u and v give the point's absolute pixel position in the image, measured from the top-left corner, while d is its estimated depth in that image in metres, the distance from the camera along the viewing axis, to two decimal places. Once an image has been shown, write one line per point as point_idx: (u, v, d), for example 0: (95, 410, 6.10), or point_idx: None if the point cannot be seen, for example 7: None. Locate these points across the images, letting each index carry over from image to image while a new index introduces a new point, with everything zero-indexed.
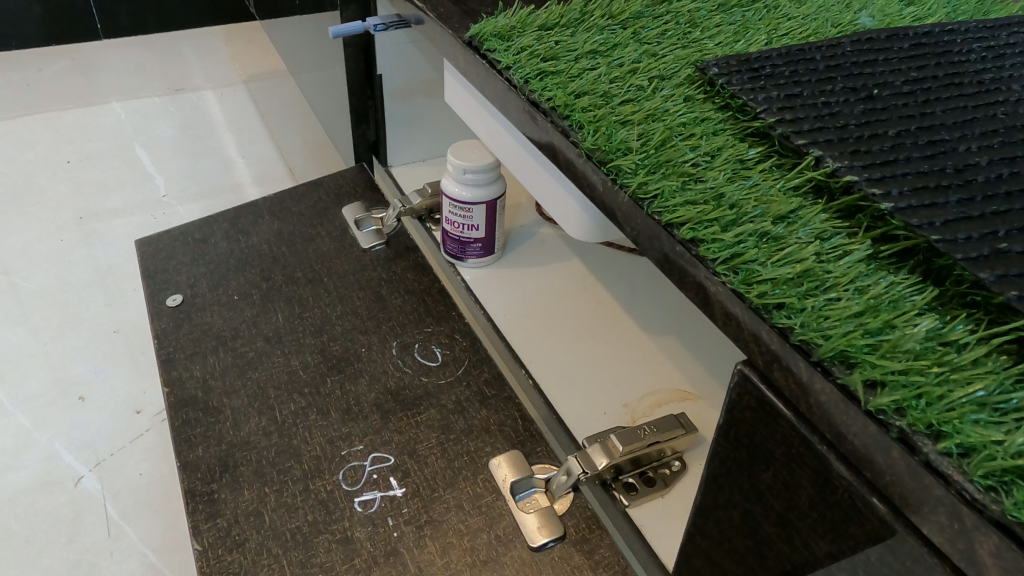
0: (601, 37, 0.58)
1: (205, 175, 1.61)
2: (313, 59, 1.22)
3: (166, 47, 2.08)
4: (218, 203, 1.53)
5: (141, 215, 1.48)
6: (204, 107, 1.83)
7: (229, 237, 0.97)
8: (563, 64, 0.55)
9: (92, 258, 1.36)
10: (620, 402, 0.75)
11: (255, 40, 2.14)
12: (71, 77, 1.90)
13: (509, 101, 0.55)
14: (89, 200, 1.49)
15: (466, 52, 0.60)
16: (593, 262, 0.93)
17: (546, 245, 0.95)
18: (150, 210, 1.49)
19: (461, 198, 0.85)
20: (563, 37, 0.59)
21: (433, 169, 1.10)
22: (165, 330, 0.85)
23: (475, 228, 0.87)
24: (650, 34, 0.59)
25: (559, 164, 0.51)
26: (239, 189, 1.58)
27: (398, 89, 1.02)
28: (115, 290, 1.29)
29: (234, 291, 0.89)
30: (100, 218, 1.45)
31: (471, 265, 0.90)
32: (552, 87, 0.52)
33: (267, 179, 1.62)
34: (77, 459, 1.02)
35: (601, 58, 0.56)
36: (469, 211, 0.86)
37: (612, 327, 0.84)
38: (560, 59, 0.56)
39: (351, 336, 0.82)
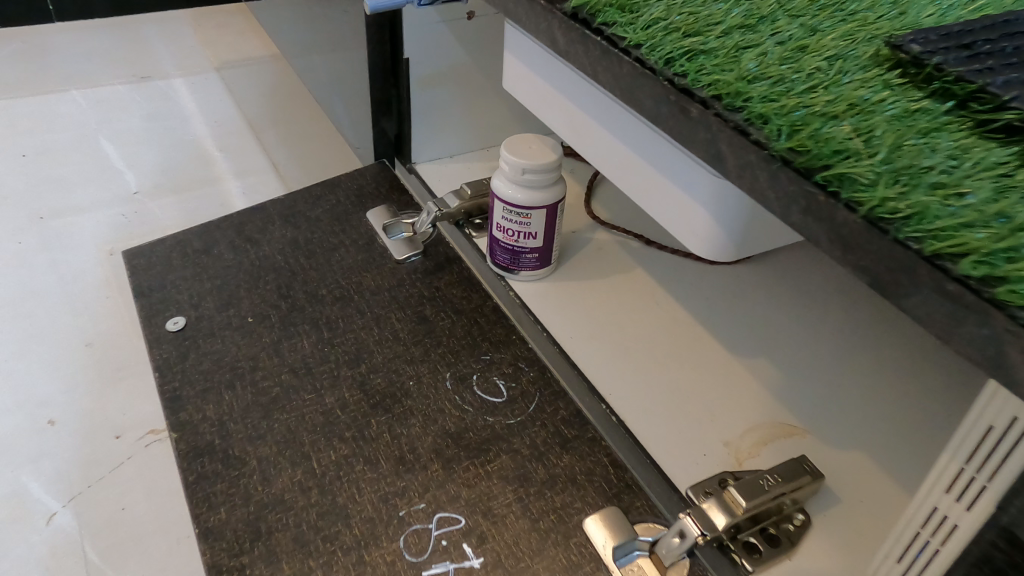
0: (742, 8, 0.47)
1: (180, 168, 1.45)
2: (311, 42, 1.08)
3: (129, 31, 1.91)
4: (195, 199, 1.37)
5: (110, 214, 1.31)
6: (175, 96, 1.66)
7: (236, 247, 0.84)
8: (711, 39, 0.43)
9: (56, 261, 1.19)
10: (720, 440, 0.65)
11: (230, 24, 1.97)
12: (24, 62, 1.72)
13: (640, 88, 0.43)
14: (50, 198, 1.33)
15: (568, 27, 0.48)
16: (661, 273, 0.81)
17: (604, 252, 0.83)
18: (121, 209, 1.33)
19: (517, 201, 0.72)
20: (696, 7, 0.47)
21: (463, 166, 0.97)
22: (168, 360, 0.72)
23: (532, 237, 0.75)
24: (799, 4, 0.48)
25: (721, 170, 0.39)
26: (219, 183, 1.42)
27: (426, 76, 0.90)
28: None
29: (247, 312, 0.76)
30: (63, 217, 1.29)
31: (524, 278, 0.78)
32: (708, 70, 0.41)
33: (249, 170, 1.46)
34: (50, 493, 0.79)
35: (754, 32, 0.44)
36: (527, 218, 0.73)
37: (698, 349, 0.73)
38: (704, 34, 0.44)
39: (396, 367, 0.69)
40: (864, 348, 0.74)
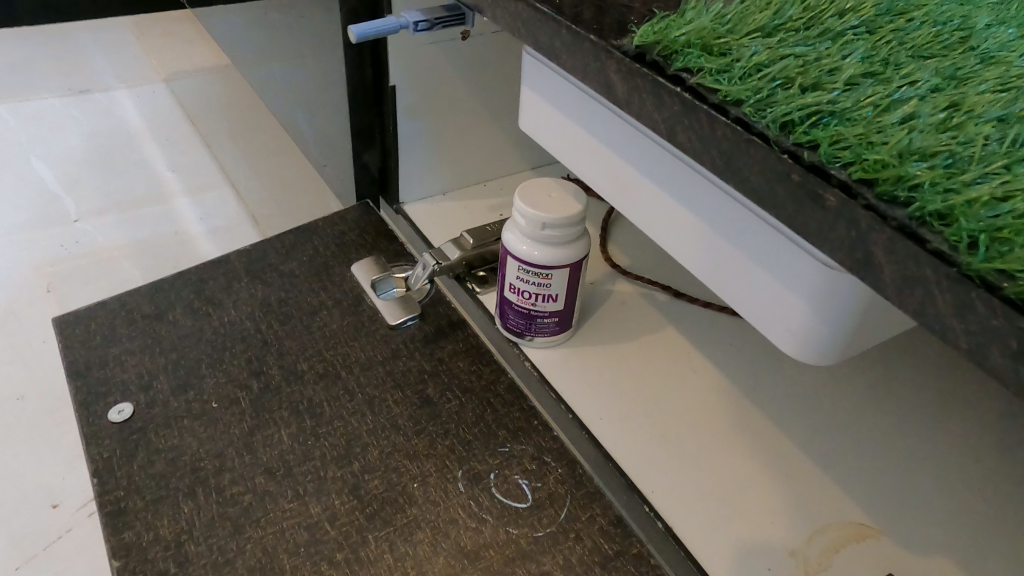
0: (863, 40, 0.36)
1: (125, 190, 1.29)
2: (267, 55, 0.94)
3: (66, 40, 1.74)
4: (144, 222, 1.22)
5: (49, 244, 1.16)
6: (116, 110, 1.50)
7: (194, 312, 0.71)
8: (839, 93, 0.32)
9: None
10: (786, 548, 0.54)
11: (181, 33, 1.81)
12: None
13: (743, 158, 0.33)
14: None
15: (630, 72, 0.37)
16: (695, 334, 0.71)
17: (628, 308, 0.73)
18: (60, 238, 1.17)
19: (535, 261, 0.60)
20: (804, 42, 0.36)
21: (457, 205, 0.86)
22: (113, 460, 0.59)
23: (551, 299, 0.63)
24: (932, 30, 0.37)
25: (868, 278, 0.29)
26: (171, 205, 1.26)
27: (415, 103, 0.78)
28: None
29: (209, 394, 0.64)
30: None
31: (540, 344, 0.67)
32: (846, 141, 0.30)
33: (199, 187, 1.31)
34: None
35: (889, 75, 0.34)
36: (547, 278, 0.62)
37: (748, 429, 0.63)
38: (826, 84, 0.33)
39: (396, 464, 0.58)
40: (932, 424, 0.64)
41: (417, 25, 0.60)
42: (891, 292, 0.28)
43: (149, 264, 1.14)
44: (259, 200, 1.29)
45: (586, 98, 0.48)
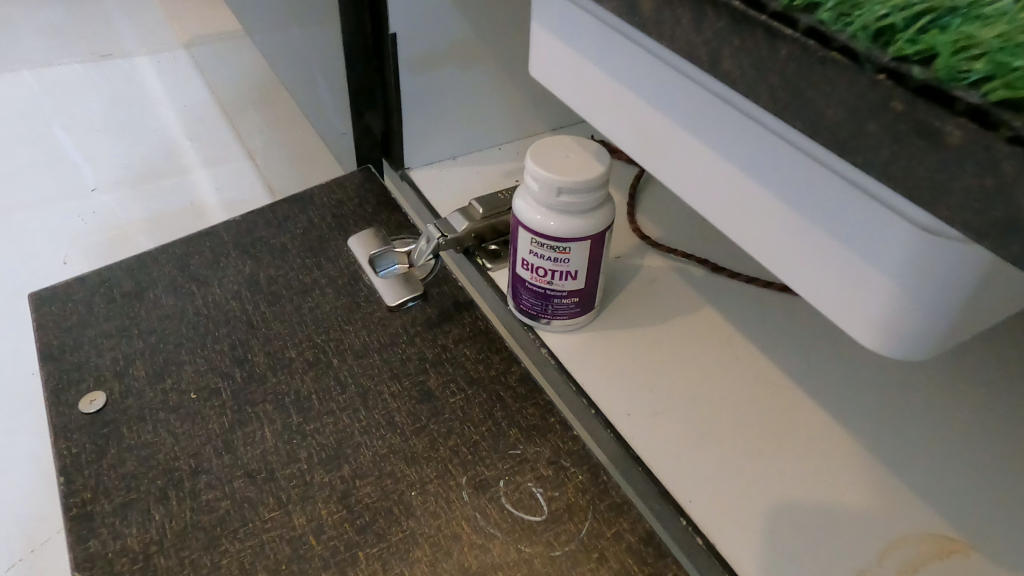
0: None
1: (141, 156, 1.20)
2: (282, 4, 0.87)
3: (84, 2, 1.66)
4: (160, 189, 1.14)
5: (62, 218, 1.09)
6: (138, 76, 1.40)
7: (177, 291, 0.64)
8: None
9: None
10: (853, 569, 0.45)
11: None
12: None
13: (816, 83, 0.24)
14: None
15: None
16: (739, 315, 0.62)
17: (660, 285, 0.64)
18: (74, 211, 1.10)
19: (551, 231, 0.52)
20: None
21: (469, 171, 0.77)
22: (81, 457, 0.52)
23: (569, 276, 0.55)
24: None
25: (1000, 249, 0.20)
26: (189, 174, 1.18)
27: (419, 55, 0.69)
28: None
29: (188, 385, 0.57)
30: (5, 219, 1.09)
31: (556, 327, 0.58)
32: (983, 46, 0.20)
33: (214, 153, 1.22)
34: None
35: None
36: (565, 252, 0.53)
37: (800, 426, 0.54)
38: None
39: (392, 468, 0.50)
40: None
41: None
42: None
43: (164, 238, 1.06)
44: (279, 167, 1.20)
45: (607, 30, 0.38)
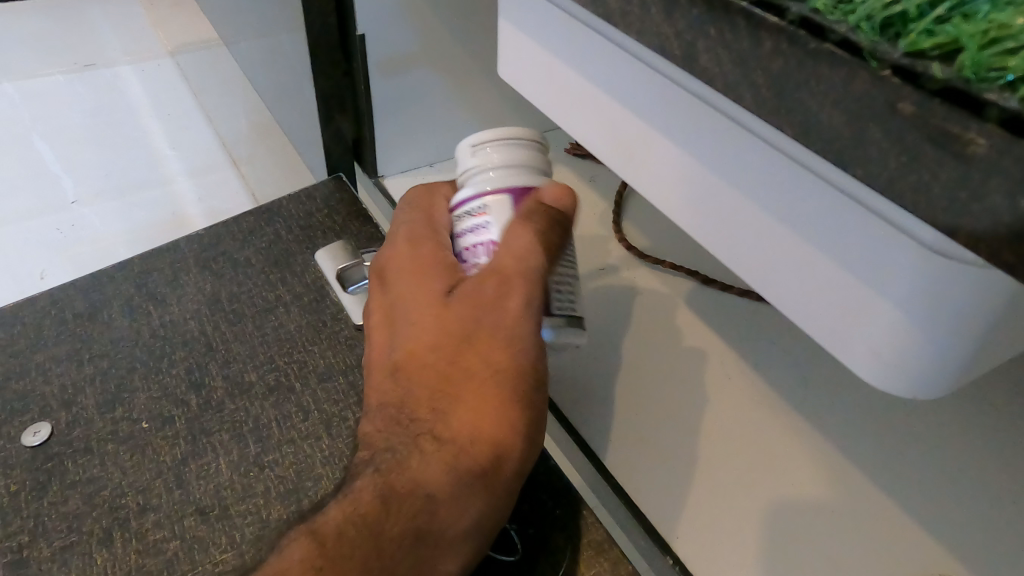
0: None
1: (121, 165, 1.16)
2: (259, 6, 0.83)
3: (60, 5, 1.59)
4: (140, 198, 1.10)
5: (36, 231, 1.04)
6: (121, 85, 1.34)
7: (134, 311, 0.60)
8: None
9: None
10: None
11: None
12: None
13: (806, 81, 0.20)
14: None
15: None
16: (730, 329, 0.59)
17: (644, 299, 0.61)
18: (50, 223, 1.05)
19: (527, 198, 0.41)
20: None
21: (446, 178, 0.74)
22: (21, 497, 0.48)
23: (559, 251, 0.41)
24: None
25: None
26: (168, 184, 1.13)
27: (391, 57, 0.66)
28: None
29: (139, 413, 0.53)
30: None
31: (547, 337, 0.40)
32: (1019, 38, 0.16)
33: (195, 161, 1.18)
34: None
35: None
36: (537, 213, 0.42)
37: (795, 451, 0.50)
38: None
39: None
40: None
41: None
42: None
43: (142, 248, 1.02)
44: (263, 176, 1.16)
45: (577, 28, 0.35)
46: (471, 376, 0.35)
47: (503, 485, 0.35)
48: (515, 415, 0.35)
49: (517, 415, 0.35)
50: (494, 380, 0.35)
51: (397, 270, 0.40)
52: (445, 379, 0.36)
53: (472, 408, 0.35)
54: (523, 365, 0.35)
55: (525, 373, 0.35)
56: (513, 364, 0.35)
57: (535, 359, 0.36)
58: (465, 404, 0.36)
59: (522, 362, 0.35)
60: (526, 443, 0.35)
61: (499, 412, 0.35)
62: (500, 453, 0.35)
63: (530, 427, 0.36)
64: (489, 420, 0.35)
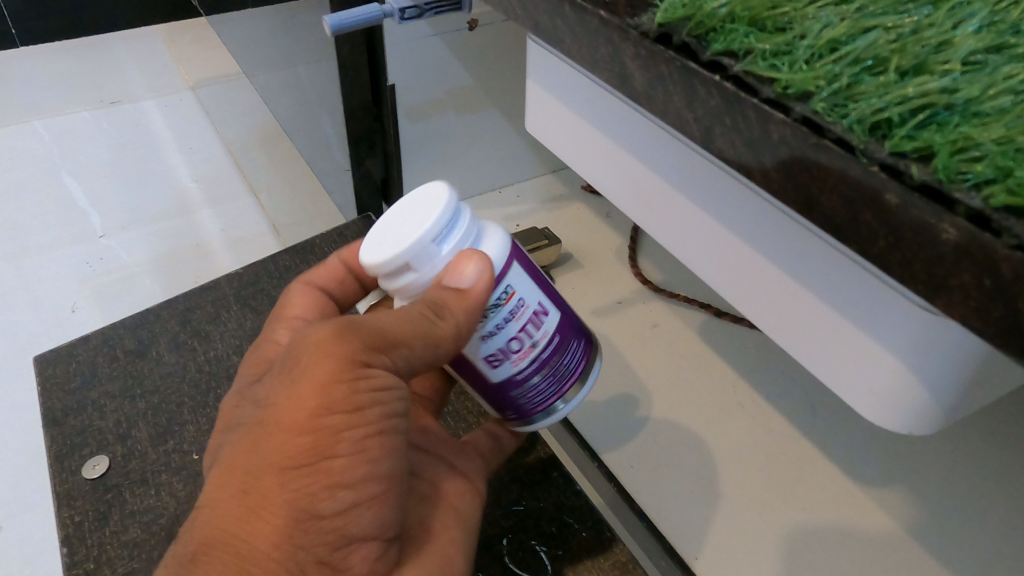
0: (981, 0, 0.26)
1: (148, 199, 1.21)
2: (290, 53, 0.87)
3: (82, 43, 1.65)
4: (167, 230, 1.15)
5: (70, 263, 1.08)
6: (146, 121, 1.40)
7: (180, 347, 0.64)
8: (957, 75, 0.22)
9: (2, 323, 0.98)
10: None
11: (199, 27, 1.71)
12: None
13: (809, 171, 0.23)
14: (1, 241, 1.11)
15: (654, 58, 0.28)
16: (743, 361, 0.62)
17: (660, 331, 0.65)
18: (80, 257, 1.09)
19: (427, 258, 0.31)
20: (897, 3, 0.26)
21: None
22: (84, 526, 0.51)
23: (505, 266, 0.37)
24: None
25: (995, 348, 0.20)
26: (195, 216, 1.18)
27: (417, 105, 0.70)
28: None
29: (190, 445, 0.56)
30: (15, 264, 1.07)
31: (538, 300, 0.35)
32: (981, 148, 0.20)
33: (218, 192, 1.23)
34: None
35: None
36: (554, 329, 0.35)
37: (806, 479, 0.53)
38: (940, 60, 0.23)
39: None
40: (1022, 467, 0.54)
41: (403, 13, 0.48)
42: None
43: (171, 282, 1.06)
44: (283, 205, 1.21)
45: (601, 93, 0.39)
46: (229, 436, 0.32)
47: (268, 539, 0.29)
48: (289, 443, 0.29)
49: (294, 446, 0.29)
50: (264, 417, 0.30)
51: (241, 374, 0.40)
52: (226, 439, 0.33)
53: (240, 458, 0.30)
54: (301, 387, 0.30)
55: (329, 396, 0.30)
56: (296, 391, 0.30)
57: (333, 386, 0.30)
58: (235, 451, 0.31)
59: (298, 386, 0.30)
60: (300, 475, 0.29)
61: (269, 449, 0.30)
62: (262, 488, 0.29)
63: (306, 450, 0.29)
64: (255, 464, 0.30)
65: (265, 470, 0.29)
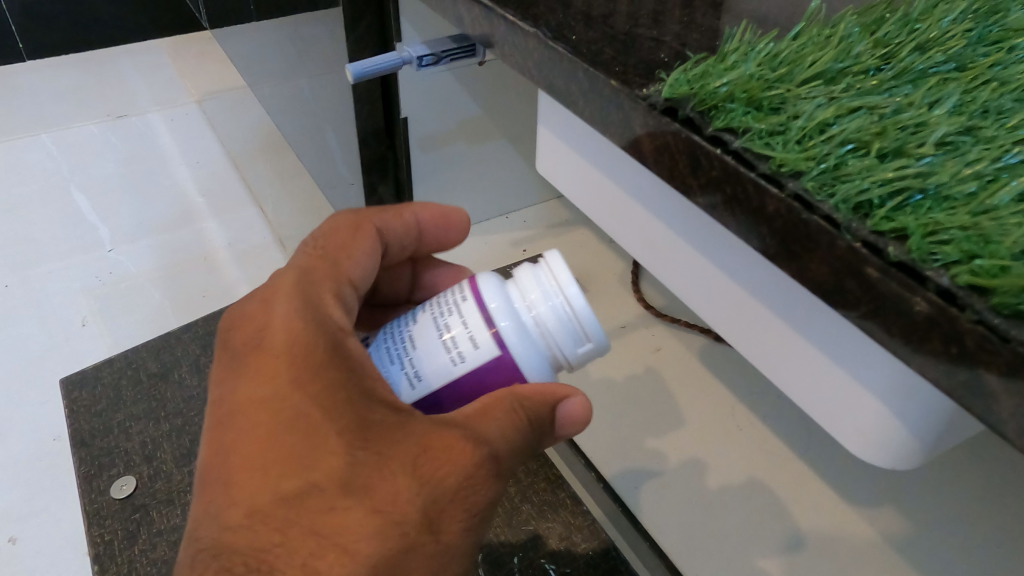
0: (954, 84, 0.29)
1: (157, 214, 1.23)
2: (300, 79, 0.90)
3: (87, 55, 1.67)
4: (176, 243, 1.17)
5: (82, 277, 1.10)
6: (152, 135, 1.42)
7: (201, 369, 0.67)
8: (931, 159, 0.25)
9: (18, 338, 1.00)
10: None
11: (203, 41, 1.74)
12: None
13: (796, 243, 0.26)
14: (14, 256, 1.13)
15: (660, 129, 0.31)
16: (741, 384, 0.65)
17: (662, 354, 0.68)
18: (89, 271, 1.11)
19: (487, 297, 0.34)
20: (879, 85, 0.29)
21: (478, 241, 0.81)
22: (115, 545, 0.54)
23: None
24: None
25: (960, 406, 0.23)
26: (203, 229, 1.20)
27: (428, 136, 0.72)
28: (42, 384, 0.93)
29: None
30: (28, 280, 1.09)
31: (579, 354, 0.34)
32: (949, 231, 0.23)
33: (226, 207, 1.25)
34: None
35: (990, 128, 0.27)
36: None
37: (801, 499, 0.56)
38: (916, 143, 0.26)
39: None
40: (1005, 486, 0.57)
41: (421, 60, 0.51)
42: (991, 420, 0.22)
43: (177, 294, 1.08)
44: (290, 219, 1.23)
45: (608, 146, 0.42)
46: (315, 476, 0.30)
47: None
48: (406, 510, 0.30)
49: (408, 517, 0.30)
50: (383, 475, 0.30)
51: (260, 293, 0.35)
52: (304, 472, 0.30)
53: (343, 507, 0.29)
54: (442, 464, 0.31)
55: (446, 505, 0.31)
56: (427, 468, 0.31)
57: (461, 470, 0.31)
58: (334, 501, 0.30)
59: (432, 461, 0.31)
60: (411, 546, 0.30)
61: (386, 512, 0.30)
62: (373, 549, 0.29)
63: (424, 522, 0.30)
64: (366, 520, 0.29)
65: (377, 527, 0.29)
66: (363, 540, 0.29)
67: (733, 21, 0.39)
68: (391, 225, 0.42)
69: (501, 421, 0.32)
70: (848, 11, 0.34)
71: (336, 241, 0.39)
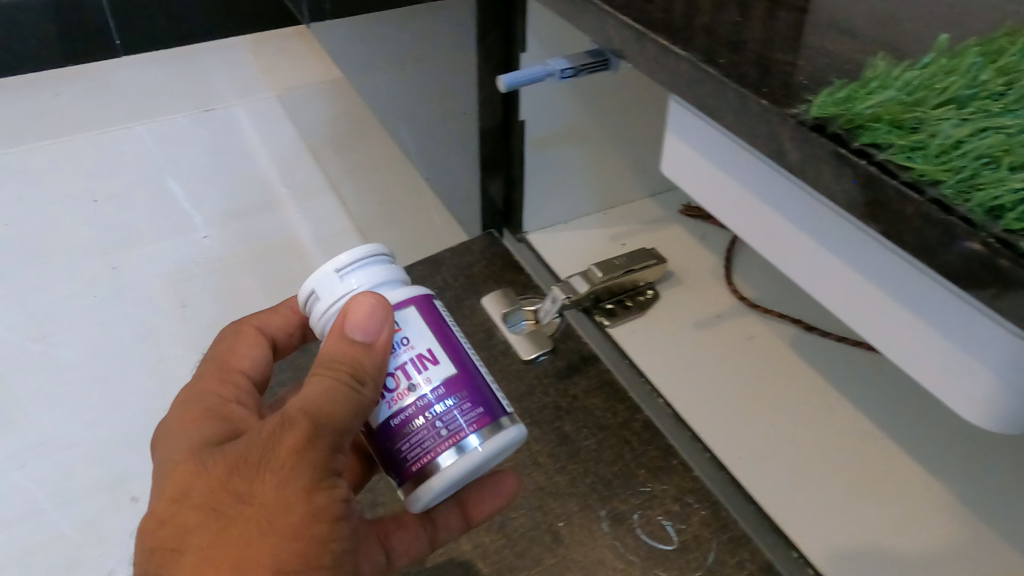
0: None
1: (247, 204, 1.29)
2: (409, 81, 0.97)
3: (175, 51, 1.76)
4: (257, 238, 1.21)
5: (172, 266, 1.15)
6: (240, 128, 1.49)
7: None
8: None
9: (118, 320, 1.05)
10: None
11: (283, 37, 1.82)
12: (84, 96, 1.57)
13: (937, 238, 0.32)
14: (116, 240, 1.19)
15: (810, 142, 0.37)
16: (832, 371, 0.70)
17: (755, 341, 0.73)
18: (180, 258, 1.16)
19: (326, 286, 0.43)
20: (1003, 109, 0.34)
21: (579, 235, 0.88)
22: None
23: (460, 332, 0.45)
24: None
25: None
26: (286, 222, 1.25)
27: (541, 136, 0.79)
28: (161, 354, 0.99)
29: None
30: (122, 265, 1.14)
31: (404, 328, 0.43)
32: None
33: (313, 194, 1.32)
34: None
35: None
36: (439, 381, 0.42)
37: (890, 474, 0.62)
38: None
39: (543, 502, 0.61)
40: None
41: (563, 72, 0.58)
42: None
43: (268, 281, 1.13)
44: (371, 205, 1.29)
45: (741, 152, 0.48)
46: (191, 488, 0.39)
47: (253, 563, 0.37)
48: (262, 491, 0.38)
49: (266, 493, 0.38)
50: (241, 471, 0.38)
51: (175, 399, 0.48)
52: (189, 483, 0.39)
53: (222, 503, 0.38)
54: (276, 450, 0.38)
55: (257, 476, 0.38)
56: (271, 453, 0.38)
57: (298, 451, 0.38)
58: (206, 498, 0.38)
59: (273, 449, 0.38)
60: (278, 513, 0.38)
61: (251, 494, 0.38)
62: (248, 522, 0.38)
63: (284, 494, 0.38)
64: (236, 507, 0.38)
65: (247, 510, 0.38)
66: (198, 529, 0.38)
67: (857, 45, 0.45)
68: (274, 321, 0.55)
69: (321, 402, 0.39)
70: (971, 43, 0.39)
71: (228, 347, 0.51)
